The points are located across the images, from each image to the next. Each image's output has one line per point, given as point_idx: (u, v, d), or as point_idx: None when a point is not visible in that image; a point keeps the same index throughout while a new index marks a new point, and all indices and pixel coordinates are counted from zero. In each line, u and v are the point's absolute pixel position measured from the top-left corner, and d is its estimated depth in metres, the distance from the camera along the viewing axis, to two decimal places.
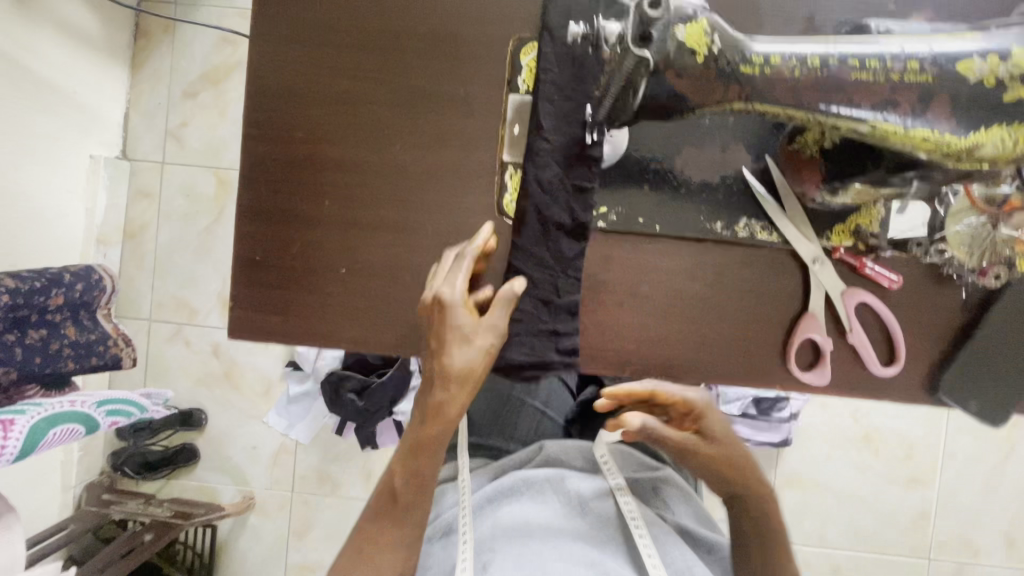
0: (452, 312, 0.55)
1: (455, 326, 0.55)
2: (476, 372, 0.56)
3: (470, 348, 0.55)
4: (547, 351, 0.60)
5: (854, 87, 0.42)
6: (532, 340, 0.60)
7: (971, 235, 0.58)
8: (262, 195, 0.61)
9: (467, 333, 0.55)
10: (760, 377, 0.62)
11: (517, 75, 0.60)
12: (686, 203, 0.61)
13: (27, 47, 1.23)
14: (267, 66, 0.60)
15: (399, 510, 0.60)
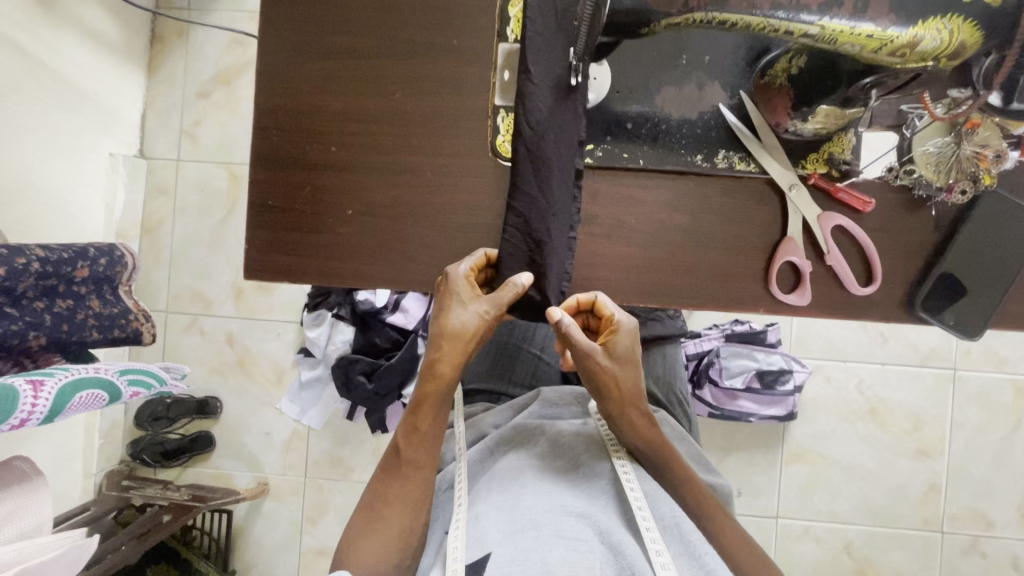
0: (456, 287, 0.62)
1: (454, 296, 0.62)
2: (465, 338, 0.62)
3: (466, 315, 0.62)
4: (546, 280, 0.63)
5: None
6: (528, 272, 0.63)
7: (938, 155, 0.60)
8: (274, 144, 0.67)
9: (464, 304, 0.61)
10: (747, 299, 0.66)
11: (506, 26, 0.65)
12: (668, 139, 0.65)
13: (53, 48, 1.31)
14: (278, 27, 0.67)
15: (403, 467, 0.61)
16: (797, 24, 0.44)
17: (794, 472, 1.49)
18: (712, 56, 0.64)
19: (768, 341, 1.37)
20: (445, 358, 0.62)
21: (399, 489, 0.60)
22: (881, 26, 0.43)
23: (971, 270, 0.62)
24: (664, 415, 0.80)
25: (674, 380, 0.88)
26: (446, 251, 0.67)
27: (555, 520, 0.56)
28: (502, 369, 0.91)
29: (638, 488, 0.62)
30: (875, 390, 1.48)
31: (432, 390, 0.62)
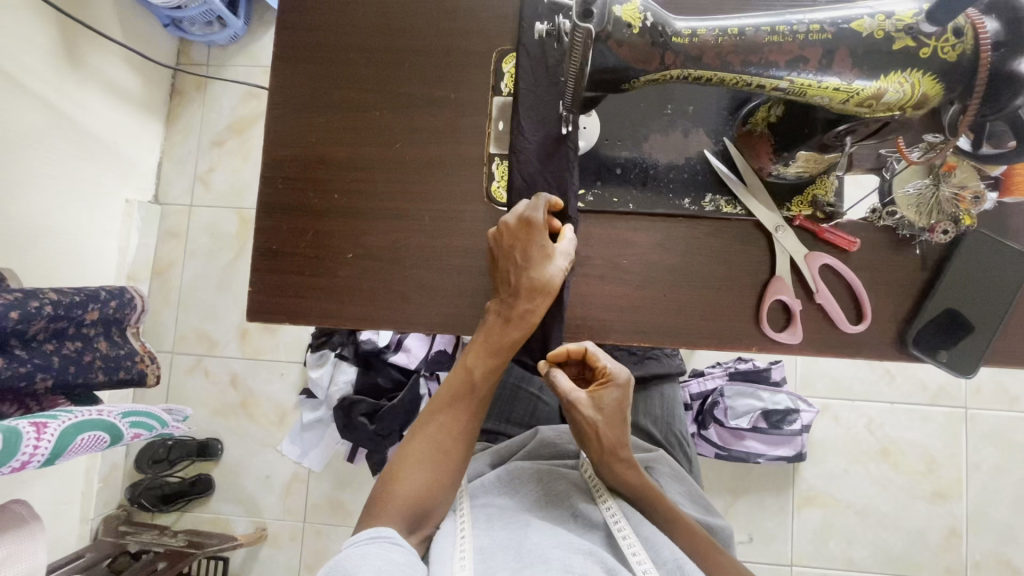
0: (536, 230, 0.61)
1: (540, 243, 0.61)
2: (551, 290, 0.62)
3: (552, 263, 0.62)
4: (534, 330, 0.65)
5: (769, 49, 0.45)
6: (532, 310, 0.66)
7: (917, 197, 0.62)
8: (280, 192, 0.70)
9: (548, 250, 0.62)
10: (739, 338, 0.66)
11: (500, 81, 0.70)
12: (657, 183, 0.67)
13: (79, 103, 1.40)
14: (288, 82, 0.71)
15: (445, 443, 0.64)
16: (767, 78, 0.47)
17: (805, 516, 1.45)
18: (695, 106, 0.68)
19: (772, 379, 1.36)
20: (534, 310, 0.62)
21: (434, 492, 0.62)
22: (846, 79, 0.45)
23: (959, 308, 0.63)
24: (662, 455, 0.79)
25: (672, 421, 0.86)
26: (443, 292, 0.69)
27: (563, 556, 0.57)
28: (500, 408, 0.89)
29: (633, 536, 0.62)
30: (886, 429, 1.45)
31: (486, 361, 0.64)
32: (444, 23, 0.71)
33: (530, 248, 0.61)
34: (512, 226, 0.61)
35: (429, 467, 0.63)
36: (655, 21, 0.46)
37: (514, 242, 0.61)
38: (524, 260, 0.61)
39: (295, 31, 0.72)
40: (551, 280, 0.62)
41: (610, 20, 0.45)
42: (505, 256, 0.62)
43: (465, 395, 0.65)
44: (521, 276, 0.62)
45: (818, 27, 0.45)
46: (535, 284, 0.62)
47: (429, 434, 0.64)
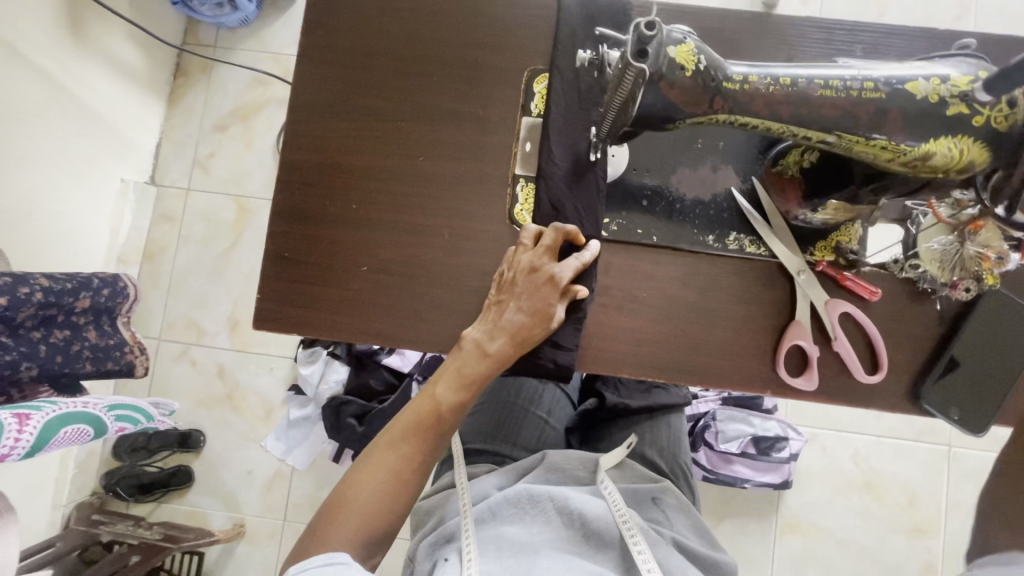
0: (539, 275, 0.62)
1: (543, 288, 0.62)
2: (540, 330, 0.62)
3: (546, 305, 0.62)
4: (546, 361, 0.64)
5: (821, 103, 0.44)
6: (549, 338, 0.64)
7: (942, 252, 0.62)
8: (296, 197, 0.68)
9: (547, 296, 0.62)
10: (752, 381, 0.66)
11: (530, 100, 0.68)
12: (682, 217, 0.67)
13: (79, 78, 1.36)
14: (311, 84, 0.69)
15: (400, 474, 0.61)
16: (816, 132, 0.46)
17: (786, 543, 1.46)
18: (726, 143, 0.67)
19: (764, 407, 1.36)
20: (510, 346, 0.61)
21: (381, 523, 0.60)
22: (895, 140, 0.44)
23: (973, 368, 0.63)
24: (669, 487, 0.79)
25: (680, 452, 0.85)
26: (458, 312, 0.67)
27: None
28: (508, 430, 0.86)
29: (648, 551, 0.65)
30: (871, 462, 1.46)
31: (452, 392, 0.62)
32: (476, 37, 0.69)
33: (538, 297, 0.61)
34: (519, 269, 0.62)
35: (380, 496, 0.60)
36: (707, 65, 0.44)
37: (523, 284, 0.62)
38: (527, 304, 0.62)
39: (321, 32, 0.70)
40: (547, 323, 0.62)
41: (664, 61, 0.43)
42: (508, 292, 0.63)
43: (427, 426, 0.62)
44: (514, 316, 0.62)
45: (871, 84, 0.44)
46: (527, 328, 0.62)
47: (382, 463, 0.61)
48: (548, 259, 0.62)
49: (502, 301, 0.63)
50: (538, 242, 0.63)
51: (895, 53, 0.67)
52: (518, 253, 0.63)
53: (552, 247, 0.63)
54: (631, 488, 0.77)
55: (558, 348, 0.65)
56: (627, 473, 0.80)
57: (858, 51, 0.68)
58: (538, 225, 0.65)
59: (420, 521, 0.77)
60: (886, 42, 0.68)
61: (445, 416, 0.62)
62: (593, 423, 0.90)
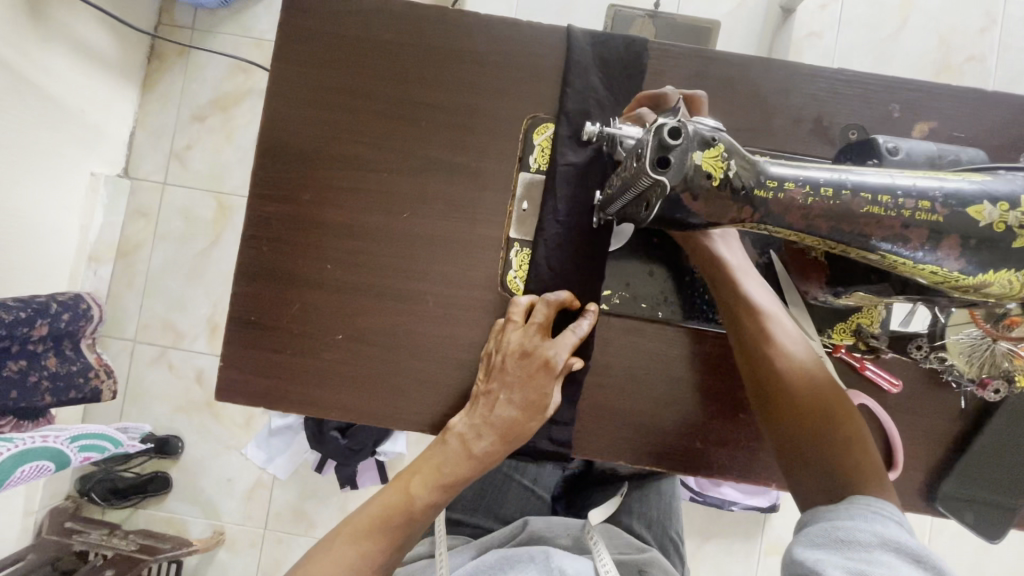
0: (532, 362, 0.55)
1: (538, 376, 0.55)
2: (533, 420, 0.56)
3: (540, 393, 0.55)
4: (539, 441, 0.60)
5: (867, 220, 0.38)
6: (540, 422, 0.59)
7: (971, 345, 0.57)
8: (265, 253, 0.61)
9: (543, 382, 0.55)
10: (756, 470, 0.62)
11: (529, 154, 0.61)
12: (691, 291, 0.61)
13: (41, 65, 1.24)
14: (284, 124, 0.61)
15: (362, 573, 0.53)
16: (857, 247, 0.40)
17: (770, 567, 1.45)
18: None
19: None
20: (499, 443, 0.55)
21: None
22: (947, 266, 0.38)
23: (992, 472, 0.59)
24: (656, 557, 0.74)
25: (668, 522, 0.84)
26: (443, 387, 0.61)
27: None
28: (489, 501, 0.84)
29: None
30: None
31: (431, 484, 0.55)
32: (470, 77, 0.62)
33: (531, 386, 0.55)
34: (509, 355, 0.55)
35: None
36: (737, 171, 0.38)
37: (513, 368, 0.55)
38: (519, 395, 0.55)
39: (294, 63, 0.61)
40: (541, 412, 0.56)
41: (688, 167, 0.37)
42: (497, 380, 0.56)
43: (395, 524, 0.54)
44: (504, 410, 0.55)
45: (927, 203, 0.38)
46: (520, 422, 0.55)
47: (338, 563, 0.52)
48: (543, 340, 0.55)
49: (491, 389, 0.56)
50: (530, 319, 0.56)
51: (933, 116, 0.61)
52: (508, 327, 0.56)
53: (544, 325, 0.56)
54: (617, 557, 0.73)
55: (553, 426, 0.60)
56: (614, 540, 0.77)
57: (895, 111, 0.61)
58: (529, 297, 0.58)
59: None
60: (924, 103, 0.61)
61: (416, 515, 0.55)
62: (579, 488, 0.87)
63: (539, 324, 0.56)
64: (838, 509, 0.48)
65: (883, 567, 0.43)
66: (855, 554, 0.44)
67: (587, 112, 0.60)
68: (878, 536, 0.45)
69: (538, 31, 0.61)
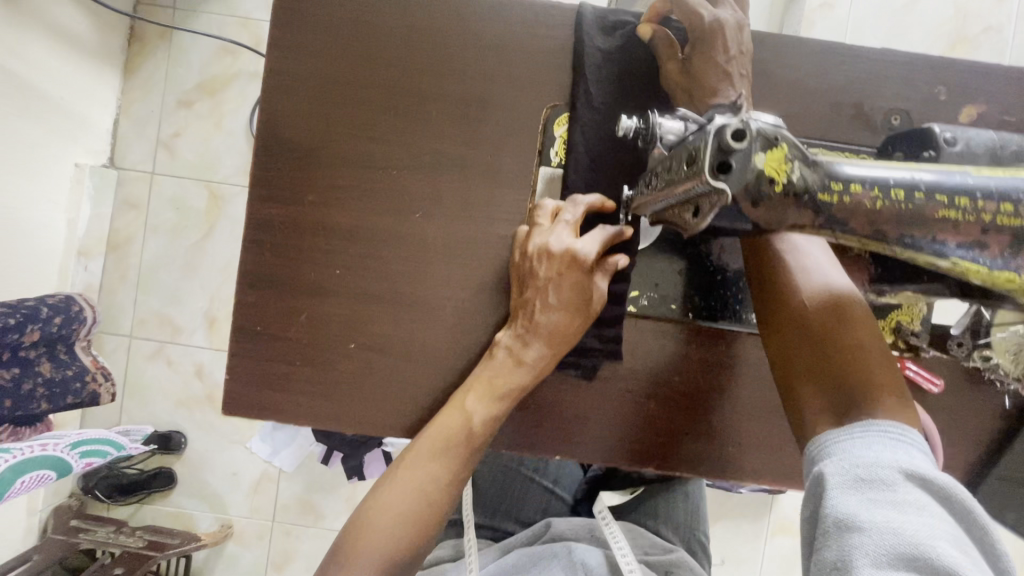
0: (562, 253, 0.52)
1: (576, 269, 0.52)
2: (576, 316, 0.53)
3: (579, 287, 0.52)
4: (588, 336, 0.57)
5: (941, 227, 0.35)
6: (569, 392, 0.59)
7: (1017, 344, 0.55)
8: (266, 259, 0.57)
9: (582, 274, 0.52)
10: (785, 473, 0.60)
11: (550, 147, 0.57)
12: (721, 292, 0.58)
13: (13, 50, 1.16)
14: (280, 118, 0.57)
15: (440, 486, 0.52)
16: (926, 256, 0.36)
17: (779, 546, 1.46)
18: None
19: None
20: (548, 345, 0.53)
21: (408, 548, 0.51)
22: None
23: None
24: (683, 558, 0.73)
25: (695, 524, 0.82)
26: None
27: None
28: (509, 504, 0.82)
29: None
30: None
31: (484, 394, 0.53)
32: (483, 63, 0.57)
33: (570, 283, 0.52)
34: (538, 257, 0.53)
35: (411, 514, 0.51)
36: (802, 174, 0.34)
37: (542, 272, 0.53)
38: (557, 294, 0.52)
39: (290, 51, 0.56)
40: (586, 306, 0.53)
41: (751, 174, 0.33)
42: (531, 285, 0.53)
43: (457, 447, 0.53)
44: (547, 313, 0.52)
45: (1009, 205, 0.34)
46: (566, 323, 0.53)
47: (410, 481, 0.52)
48: (570, 239, 0.52)
49: (527, 297, 0.54)
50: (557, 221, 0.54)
51: (981, 99, 0.57)
52: (534, 233, 0.54)
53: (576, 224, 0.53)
54: (645, 559, 0.72)
55: (601, 324, 0.56)
56: (639, 541, 0.76)
57: (942, 93, 0.57)
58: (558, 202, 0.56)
59: None
60: (970, 86, 0.57)
61: (478, 428, 0.53)
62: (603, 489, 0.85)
63: (566, 220, 0.53)
64: (849, 434, 0.38)
65: (910, 508, 0.34)
66: (878, 494, 0.35)
67: (621, 103, 0.56)
68: (906, 468, 0.35)
69: (559, 12, 0.57)
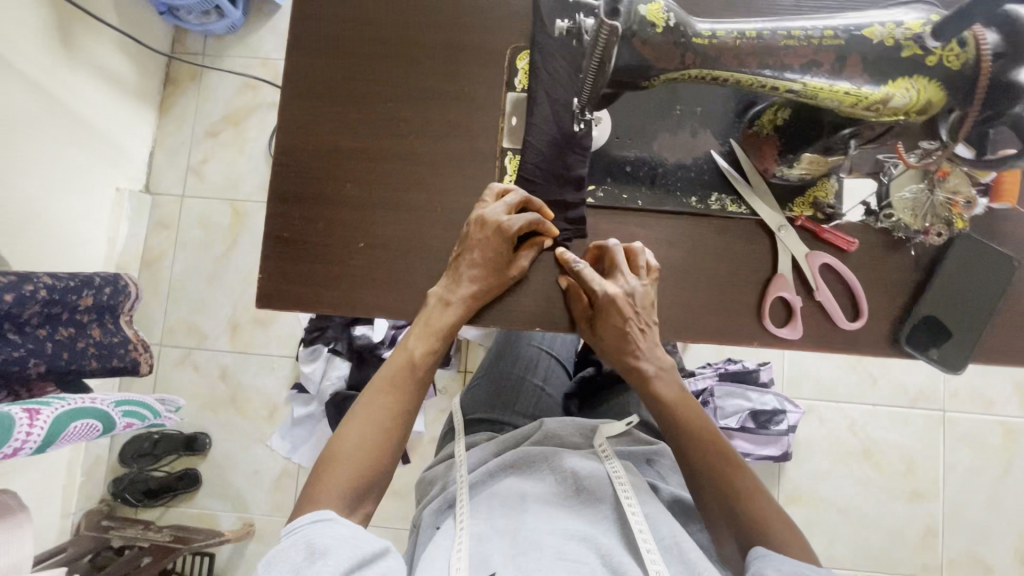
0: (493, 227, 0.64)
1: (500, 245, 0.65)
2: (494, 284, 0.67)
3: (500, 261, 0.66)
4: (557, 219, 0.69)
5: (786, 53, 0.50)
6: (541, 281, 0.70)
7: (914, 201, 0.65)
8: (290, 178, 0.70)
9: (503, 251, 0.65)
10: (741, 333, 0.69)
11: (514, 77, 0.72)
12: (665, 181, 0.69)
13: (72, 89, 1.34)
14: (302, 70, 0.72)
15: (392, 421, 0.64)
16: (782, 81, 0.51)
17: None
18: (703, 108, 0.70)
19: (761, 380, 1.28)
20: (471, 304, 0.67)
21: (368, 475, 0.61)
22: (856, 84, 0.50)
23: (951, 311, 0.66)
24: (665, 449, 0.80)
25: None
26: None
27: (558, 543, 0.61)
28: (505, 399, 0.90)
29: (638, 509, 0.66)
30: (869, 430, 1.37)
31: (419, 336, 0.66)
32: (458, 20, 0.72)
33: (493, 254, 0.65)
34: (475, 225, 0.64)
35: (368, 443, 0.62)
36: (677, 22, 0.50)
37: (477, 237, 0.64)
38: (483, 263, 0.65)
39: (309, 21, 0.72)
40: (505, 277, 0.67)
41: (635, 19, 0.49)
42: (467, 248, 0.65)
43: (404, 383, 0.65)
44: (472, 275, 0.65)
45: (830, 34, 0.50)
46: (486, 287, 0.66)
47: (370, 415, 0.63)
48: (503, 213, 0.64)
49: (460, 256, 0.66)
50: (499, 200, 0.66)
51: None
52: (478, 207, 0.66)
53: (514, 205, 0.65)
54: (629, 451, 0.78)
55: (568, 208, 0.68)
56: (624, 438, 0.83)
57: None
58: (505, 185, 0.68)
59: (425, 489, 0.81)
60: None
61: (421, 361, 0.66)
62: (590, 388, 0.95)
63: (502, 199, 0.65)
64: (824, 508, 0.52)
65: None
66: None
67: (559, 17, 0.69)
68: None
69: None
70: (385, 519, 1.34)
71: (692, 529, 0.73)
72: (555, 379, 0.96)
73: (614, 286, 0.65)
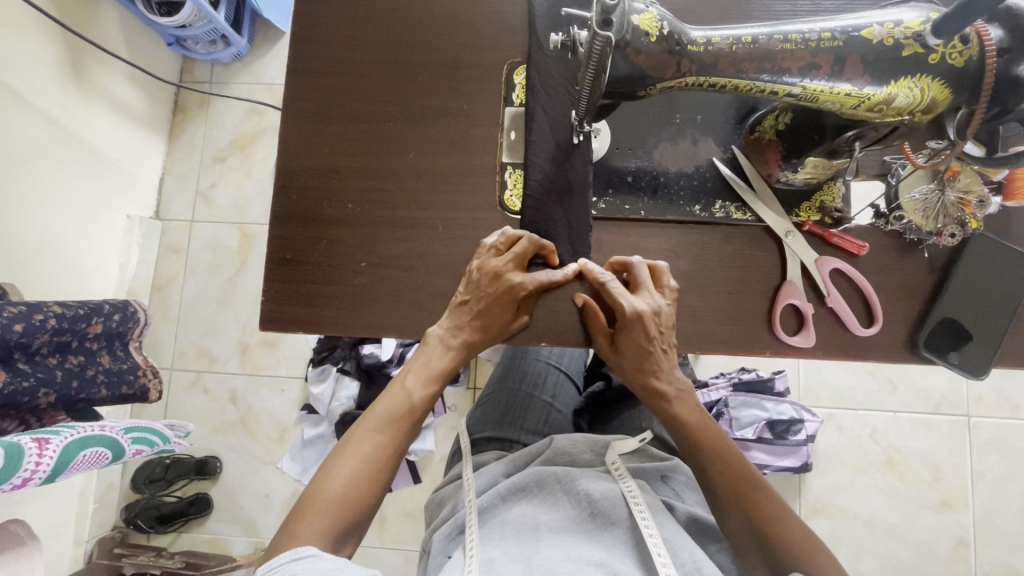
0: (503, 281, 0.64)
1: (508, 296, 0.65)
2: (495, 331, 0.66)
3: (506, 311, 0.66)
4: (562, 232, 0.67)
5: (783, 55, 0.50)
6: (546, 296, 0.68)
7: (924, 201, 0.63)
8: (292, 201, 0.71)
9: (510, 301, 0.65)
10: (752, 342, 0.67)
11: (512, 92, 0.72)
12: (667, 191, 0.68)
13: (84, 121, 1.37)
14: (302, 94, 0.72)
15: (382, 457, 0.62)
16: (781, 84, 0.51)
17: None
18: (703, 115, 0.69)
19: (777, 390, 1.25)
20: (473, 346, 0.67)
21: (353, 513, 0.59)
22: (857, 85, 0.50)
23: (970, 315, 0.64)
24: (678, 464, 0.78)
25: None
26: None
27: (574, 568, 0.58)
28: (514, 416, 0.88)
29: (657, 534, 0.62)
30: (891, 439, 1.33)
31: (419, 374, 0.66)
32: (455, 37, 0.73)
33: (498, 305, 0.65)
34: (481, 275, 0.64)
35: (358, 479, 0.60)
36: (671, 30, 0.50)
37: (488, 291, 0.64)
38: (488, 311, 0.65)
39: (309, 46, 0.73)
40: (508, 327, 0.67)
41: (628, 28, 0.49)
42: (473, 292, 0.65)
43: (401, 421, 0.64)
44: (474, 320, 0.66)
45: (828, 36, 0.50)
46: (488, 331, 0.66)
47: (360, 449, 0.62)
48: (514, 269, 0.65)
49: (466, 301, 0.66)
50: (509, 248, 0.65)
51: None
52: (486, 255, 0.66)
53: (521, 255, 0.65)
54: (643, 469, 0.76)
55: (568, 226, 0.67)
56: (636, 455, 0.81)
57: None
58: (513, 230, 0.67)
59: (434, 511, 0.79)
60: None
61: (418, 406, 0.65)
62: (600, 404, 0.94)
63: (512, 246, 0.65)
64: None
65: None
66: None
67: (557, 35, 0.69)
68: None
69: None
70: (397, 541, 1.31)
71: (712, 547, 0.70)
72: (564, 395, 0.94)
73: (642, 302, 0.63)
